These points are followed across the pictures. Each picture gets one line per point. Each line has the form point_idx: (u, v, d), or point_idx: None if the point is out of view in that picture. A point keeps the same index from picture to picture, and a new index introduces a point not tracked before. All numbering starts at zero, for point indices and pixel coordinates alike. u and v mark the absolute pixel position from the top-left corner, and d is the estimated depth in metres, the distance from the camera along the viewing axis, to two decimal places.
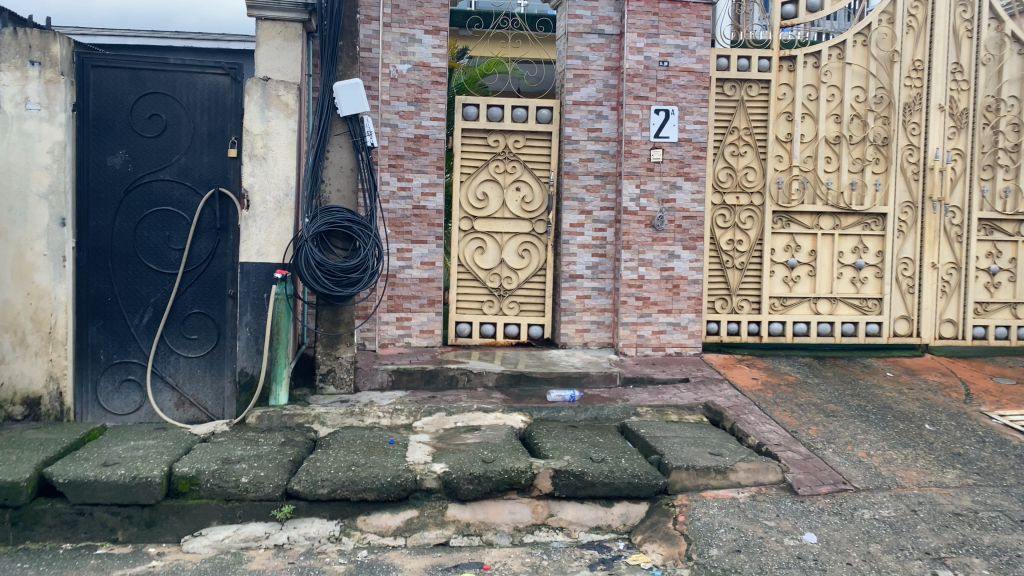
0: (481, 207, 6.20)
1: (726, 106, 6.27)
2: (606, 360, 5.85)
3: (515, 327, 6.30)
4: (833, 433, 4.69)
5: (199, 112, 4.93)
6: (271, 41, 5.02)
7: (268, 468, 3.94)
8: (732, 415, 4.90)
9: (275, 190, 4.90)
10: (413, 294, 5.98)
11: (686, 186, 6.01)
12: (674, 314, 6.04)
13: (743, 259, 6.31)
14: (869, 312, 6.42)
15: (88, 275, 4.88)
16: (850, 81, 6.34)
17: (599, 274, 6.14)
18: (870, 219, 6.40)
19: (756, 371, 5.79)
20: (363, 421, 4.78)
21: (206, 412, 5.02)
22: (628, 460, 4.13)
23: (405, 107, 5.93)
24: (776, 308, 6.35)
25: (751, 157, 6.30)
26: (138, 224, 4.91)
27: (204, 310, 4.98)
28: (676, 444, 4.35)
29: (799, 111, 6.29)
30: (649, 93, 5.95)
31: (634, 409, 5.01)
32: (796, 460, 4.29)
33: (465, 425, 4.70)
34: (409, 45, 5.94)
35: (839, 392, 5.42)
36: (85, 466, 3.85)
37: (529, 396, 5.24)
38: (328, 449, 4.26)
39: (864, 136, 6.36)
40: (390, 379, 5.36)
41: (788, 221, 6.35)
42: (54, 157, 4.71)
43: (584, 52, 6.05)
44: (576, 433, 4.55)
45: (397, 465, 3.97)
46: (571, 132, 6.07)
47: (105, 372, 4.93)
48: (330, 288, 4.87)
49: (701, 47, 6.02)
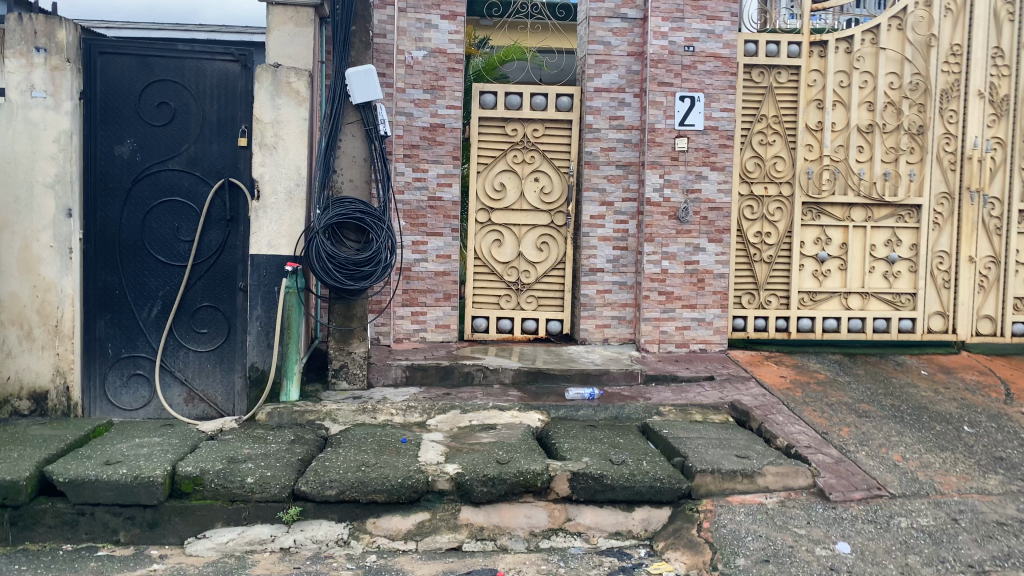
0: (498, 198, 6.02)
1: (754, 93, 6.03)
2: (627, 356, 5.66)
3: (533, 322, 6.12)
4: (866, 435, 4.47)
5: (208, 100, 4.79)
6: (283, 26, 4.86)
7: (275, 468, 3.80)
8: (759, 415, 4.69)
9: (286, 181, 4.75)
10: (428, 288, 5.82)
11: (712, 175, 5.79)
12: (699, 310, 5.83)
13: (771, 252, 6.08)
14: (902, 308, 6.17)
15: (95, 266, 4.78)
16: (884, 66, 6.07)
17: (621, 268, 5.94)
18: (903, 211, 6.14)
19: (784, 368, 5.56)
20: (376, 419, 4.62)
21: (217, 408, 4.91)
22: (649, 463, 3.94)
23: (421, 95, 5.75)
24: (805, 303, 6.12)
25: (780, 146, 6.06)
26: (146, 215, 4.80)
27: (214, 303, 4.85)
28: (700, 446, 4.16)
29: (830, 98, 6.04)
30: (674, 80, 5.74)
31: (657, 408, 4.81)
32: (826, 464, 4.08)
33: (480, 424, 4.54)
34: (426, 31, 5.76)
35: (872, 392, 5.19)
36: (87, 464, 3.73)
37: (547, 393, 5.06)
38: (337, 448, 4.10)
39: (898, 124, 6.09)
40: (404, 375, 5.20)
41: (818, 212, 6.10)
42: (60, 146, 4.57)
43: (606, 37, 5.84)
44: (595, 434, 4.37)
45: (408, 466, 3.81)
46: (592, 121, 5.87)
47: (113, 366, 4.84)
48: (342, 281, 4.71)
49: (728, 31, 5.78)
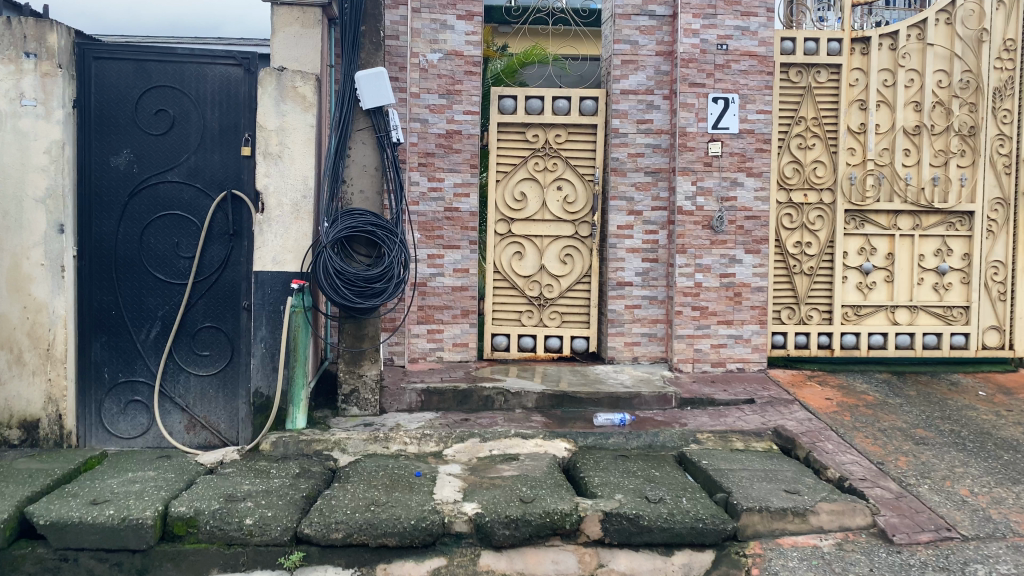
0: (519, 208, 5.68)
1: (792, 94, 5.64)
2: (659, 377, 5.28)
3: (557, 339, 5.74)
4: (927, 466, 4.05)
5: (209, 108, 4.46)
6: (289, 28, 4.56)
7: (277, 508, 3.47)
8: (807, 442, 4.29)
9: (292, 193, 4.45)
10: (445, 304, 5.48)
11: (748, 182, 5.40)
12: (735, 326, 5.44)
13: (812, 263, 5.68)
14: (953, 322, 5.75)
15: (90, 286, 4.45)
16: (932, 64, 5.66)
17: (651, 281, 5.56)
18: (954, 218, 5.72)
19: (829, 390, 5.15)
20: (388, 448, 4.25)
21: (220, 436, 4.56)
22: (690, 500, 3.58)
23: (437, 100, 5.42)
24: (849, 318, 5.71)
25: (821, 150, 5.67)
26: (144, 230, 4.47)
27: (217, 324, 4.51)
28: (745, 480, 3.79)
29: (874, 99, 5.64)
30: (706, 80, 5.37)
31: (693, 436, 4.42)
32: (886, 500, 3.67)
33: (502, 454, 4.19)
34: (441, 32, 5.43)
35: (926, 415, 4.76)
36: (72, 504, 3.41)
37: (573, 419, 4.68)
38: (345, 483, 3.76)
39: (948, 126, 5.67)
40: (419, 400, 4.85)
41: (862, 221, 5.69)
42: (51, 158, 4.28)
43: (633, 35, 5.47)
44: (628, 466, 4.01)
45: (422, 505, 3.47)
46: (619, 125, 5.50)
47: (110, 392, 4.51)
48: (350, 299, 4.39)
49: (764, 28, 5.40)
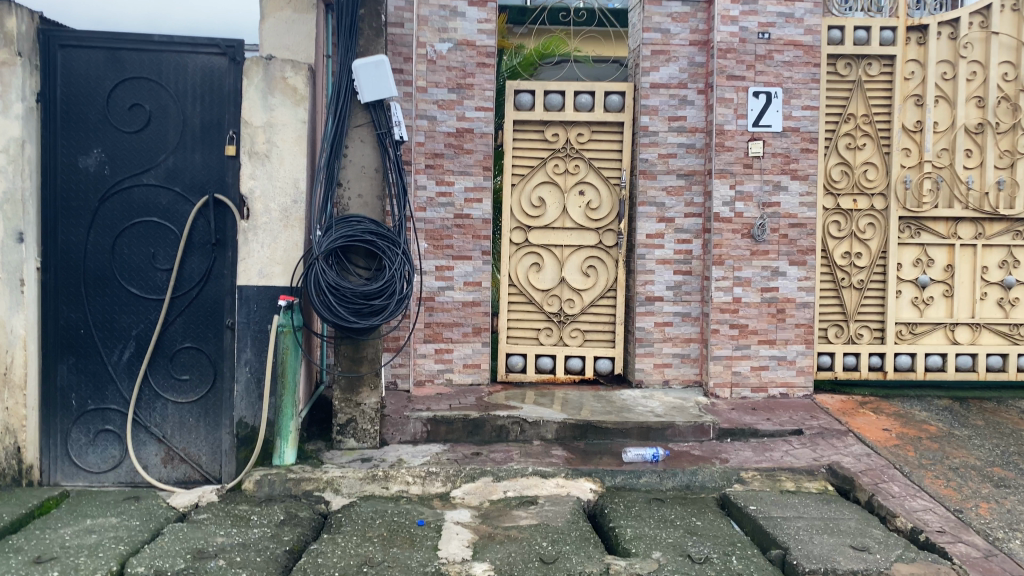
0: (536, 215, 5.14)
1: (840, 89, 5.08)
2: (693, 404, 4.72)
3: (578, 360, 5.20)
4: (1014, 515, 3.47)
5: (190, 102, 3.94)
6: (280, 12, 4.02)
7: (253, 567, 2.94)
8: (868, 484, 3.72)
9: (281, 198, 3.92)
10: (454, 321, 4.95)
11: (793, 186, 4.85)
12: (778, 347, 4.87)
13: (863, 276, 5.10)
14: (1020, 342, 5.17)
15: (55, 301, 3.93)
16: (997, 55, 5.08)
17: (684, 296, 5.00)
18: (1021, 227, 5.15)
19: (885, 420, 4.57)
20: (387, 489, 3.71)
21: (200, 470, 4.03)
22: (741, 560, 3.03)
23: (446, 95, 4.91)
24: (903, 337, 5.14)
25: (871, 151, 5.10)
26: (116, 239, 3.96)
27: (197, 345, 3.99)
28: (803, 533, 3.23)
29: (932, 93, 5.07)
30: (746, 72, 4.82)
31: (737, 474, 3.86)
32: (973, 560, 3.10)
33: (518, 497, 3.64)
34: (450, 20, 4.92)
35: (1002, 450, 4.18)
36: (10, 564, 2.91)
37: (598, 454, 4.16)
38: (336, 535, 3.22)
39: (1015, 123, 5.10)
40: (424, 430, 4.31)
41: (918, 229, 5.12)
42: (9, 157, 3.75)
43: (663, 23, 4.93)
44: (665, 513, 3.46)
45: (424, 566, 2.94)
46: (648, 122, 4.95)
47: (78, 421, 3.98)
48: (347, 318, 3.87)
49: (810, 14, 4.85)
